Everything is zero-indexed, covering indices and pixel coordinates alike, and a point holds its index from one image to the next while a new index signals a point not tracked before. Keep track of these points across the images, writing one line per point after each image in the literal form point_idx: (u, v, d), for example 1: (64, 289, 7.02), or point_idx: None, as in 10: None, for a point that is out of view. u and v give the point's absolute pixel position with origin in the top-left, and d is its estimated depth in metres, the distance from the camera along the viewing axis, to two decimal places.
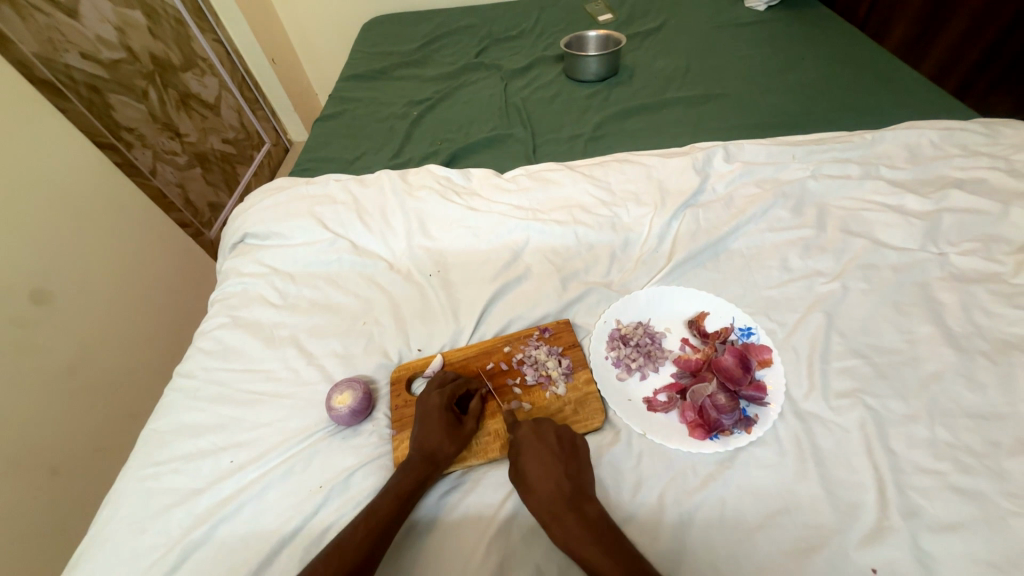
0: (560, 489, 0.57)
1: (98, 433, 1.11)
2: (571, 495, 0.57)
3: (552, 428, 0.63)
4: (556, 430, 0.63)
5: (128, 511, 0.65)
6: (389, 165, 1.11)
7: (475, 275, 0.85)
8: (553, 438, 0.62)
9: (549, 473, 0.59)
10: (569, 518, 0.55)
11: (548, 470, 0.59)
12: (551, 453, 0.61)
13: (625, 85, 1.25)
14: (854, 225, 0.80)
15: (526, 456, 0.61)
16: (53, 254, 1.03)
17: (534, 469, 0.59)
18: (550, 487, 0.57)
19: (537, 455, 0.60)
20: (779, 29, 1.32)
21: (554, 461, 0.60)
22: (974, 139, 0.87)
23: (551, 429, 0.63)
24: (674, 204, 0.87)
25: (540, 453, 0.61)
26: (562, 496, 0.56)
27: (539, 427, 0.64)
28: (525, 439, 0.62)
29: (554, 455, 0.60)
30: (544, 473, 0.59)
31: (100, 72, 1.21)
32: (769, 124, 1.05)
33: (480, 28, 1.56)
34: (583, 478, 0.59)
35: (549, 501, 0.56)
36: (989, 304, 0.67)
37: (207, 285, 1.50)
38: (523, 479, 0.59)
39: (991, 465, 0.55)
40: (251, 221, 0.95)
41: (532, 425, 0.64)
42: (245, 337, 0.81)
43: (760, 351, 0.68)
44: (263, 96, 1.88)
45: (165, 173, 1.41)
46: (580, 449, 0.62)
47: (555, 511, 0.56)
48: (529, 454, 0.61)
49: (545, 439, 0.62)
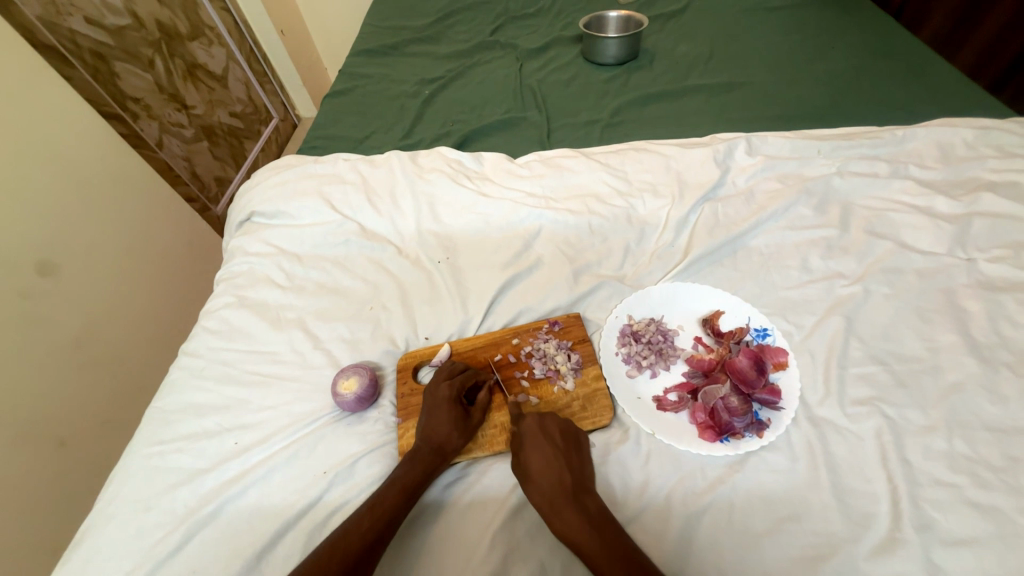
0: (561, 482, 0.56)
1: (104, 406, 1.11)
2: (571, 487, 0.56)
3: (555, 421, 0.63)
4: (559, 423, 0.63)
5: (133, 489, 0.65)
6: (399, 146, 1.08)
7: (485, 263, 0.83)
8: (556, 430, 0.62)
9: (551, 465, 0.58)
10: (568, 510, 0.54)
11: (550, 463, 0.58)
12: (554, 446, 0.60)
13: (645, 70, 1.21)
14: (878, 225, 0.78)
15: (528, 447, 0.60)
16: (58, 225, 1.02)
17: (535, 460, 0.59)
18: (551, 479, 0.57)
19: (539, 447, 0.60)
20: (808, 15, 1.26)
21: (556, 453, 0.59)
22: (1010, 140, 0.83)
23: (555, 422, 0.63)
24: (693, 197, 0.84)
25: (542, 445, 0.60)
26: (563, 488, 0.56)
27: (542, 419, 0.63)
28: (528, 430, 0.62)
29: (556, 447, 0.60)
30: (545, 465, 0.58)
31: (105, 39, 1.18)
32: (794, 116, 1.01)
33: (496, 4, 1.50)
34: (584, 472, 0.58)
35: (549, 493, 0.56)
36: (1017, 314, 0.65)
37: (214, 263, 1.49)
38: (524, 470, 0.59)
39: (1008, 481, 0.54)
40: (258, 199, 0.93)
41: (536, 417, 0.63)
42: (251, 318, 0.80)
43: (776, 354, 0.67)
44: (271, 69, 1.84)
45: (171, 145, 1.38)
46: (582, 443, 0.62)
47: (555, 502, 0.55)
48: (531, 445, 0.60)
49: (548, 430, 0.61)
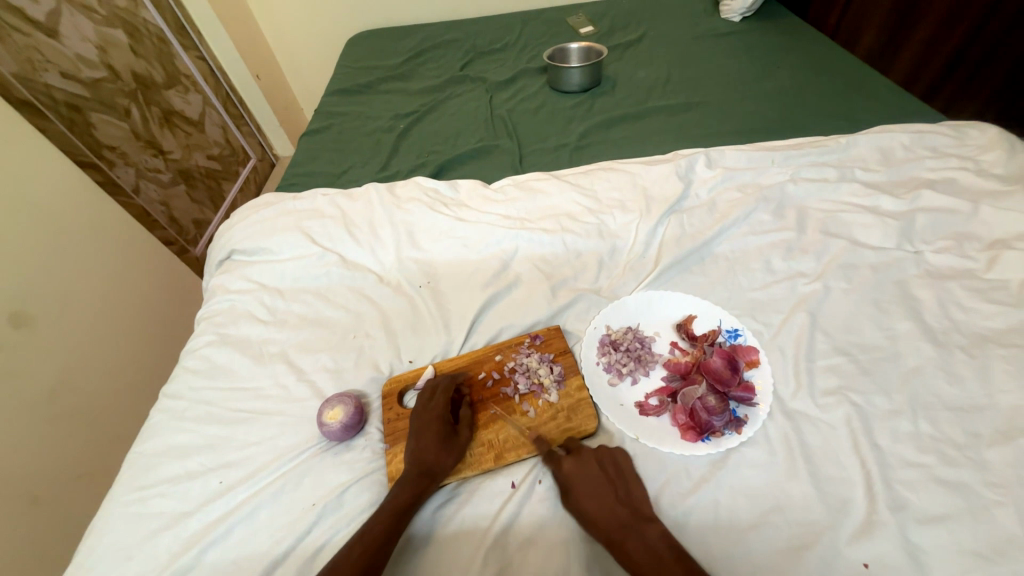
0: (617, 518, 0.56)
1: (81, 458, 1.08)
2: (630, 522, 0.56)
3: (593, 454, 0.62)
4: (597, 457, 0.62)
5: (115, 537, 0.63)
6: (376, 178, 1.12)
7: (465, 285, 0.86)
8: (596, 466, 0.61)
9: (602, 503, 0.58)
10: (634, 546, 0.54)
11: (603, 501, 0.58)
12: (599, 482, 0.59)
13: (608, 95, 1.28)
14: (832, 226, 0.83)
15: (577, 489, 0.59)
16: (34, 277, 1.02)
17: (586, 501, 0.58)
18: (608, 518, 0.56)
19: (587, 486, 0.59)
20: (754, 38, 1.36)
21: (605, 489, 0.59)
22: (943, 141, 0.90)
23: (592, 456, 0.62)
24: (659, 210, 0.88)
25: (588, 485, 0.59)
26: (622, 524, 0.56)
27: (579, 456, 0.62)
28: (568, 471, 0.61)
29: (602, 483, 0.59)
30: (598, 503, 0.57)
31: (81, 91, 1.20)
32: (749, 130, 1.07)
33: (464, 41, 1.58)
34: (638, 503, 0.58)
35: (610, 530, 0.56)
36: (966, 299, 0.70)
37: (195, 305, 1.49)
38: (581, 514, 0.58)
39: (971, 456, 0.57)
40: (238, 237, 0.94)
41: (572, 456, 0.62)
42: (233, 354, 0.80)
43: (747, 352, 0.69)
44: (247, 112, 1.88)
45: (148, 191, 1.39)
46: (627, 471, 0.61)
47: (618, 540, 0.55)
48: (576, 486, 0.59)
49: (590, 467, 0.61)
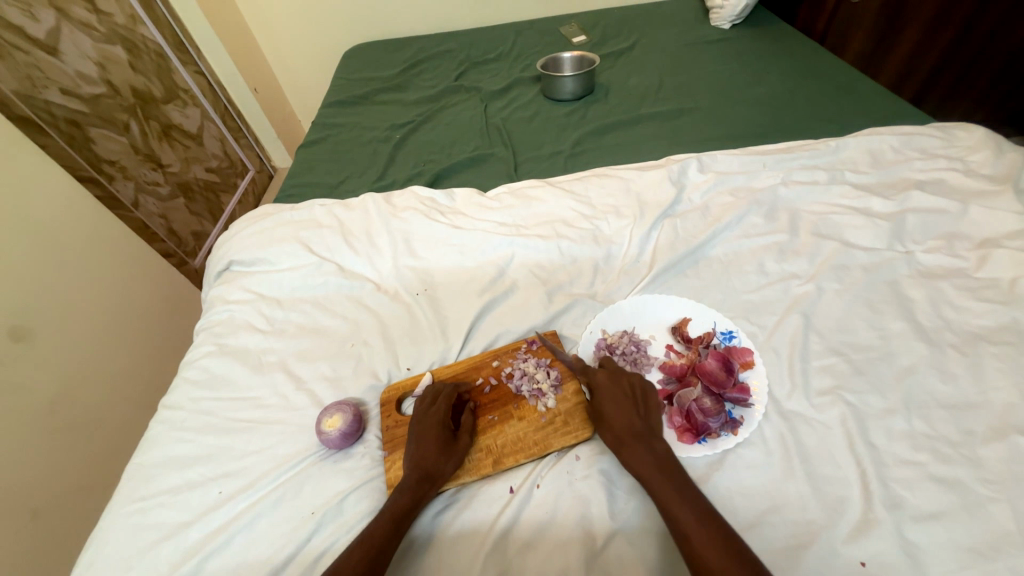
0: (631, 425, 0.61)
1: (80, 471, 1.08)
2: (641, 431, 0.60)
3: (627, 375, 0.67)
4: (631, 378, 0.66)
5: (114, 550, 0.63)
6: (373, 188, 1.13)
7: (462, 291, 0.86)
8: (627, 385, 0.65)
9: (623, 411, 0.62)
10: (638, 449, 0.59)
11: (623, 409, 0.62)
12: (624, 397, 0.64)
13: (601, 103, 1.29)
14: (824, 228, 0.83)
15: (602, 398, 0.64)
16: (34, 291, 1.03)
17: (609, 407, 0.63)
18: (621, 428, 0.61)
19: (612, 396, 0.64)
20: (743, 45, 1.38)
21: (627, 403, 0.63)
22: (932, 143, 0.92)
23: (626, 376, 0.67)
24: (653, 215, 0.89)
25: (614, 395, 0.64)
26: (634, 430, 0.60)
27: (614, 374, 0.67)
28: (600, 382, 0.66)
29: (628, 397, 0.64)
30: (618, 410, 0.63)
31: (80, 107, 1.22)
32: (741, 134, 1.09)
33: (459, 52, 1.60)
34: (653, 420, 0.62)
35: (620, 433, 0.61)
36: (957, 298, 0.70)
37: (194, 317, 1.50)
38: (598, 419, 0.63)
39: (966, 453, 0.57)
40: (236, 248, 0.95)
41: (608, 373, 0.67)
42: (232, 364, 0.80)
43: (742, 354, 0.70)
44: (246, 124, 1.90)
45: (147, 204, 1.41)
46: (652, 393, 0.65)
47: (626, 442, 0.60)
48: (603, 395, 0.65)
49: (620, 382, 0.66)
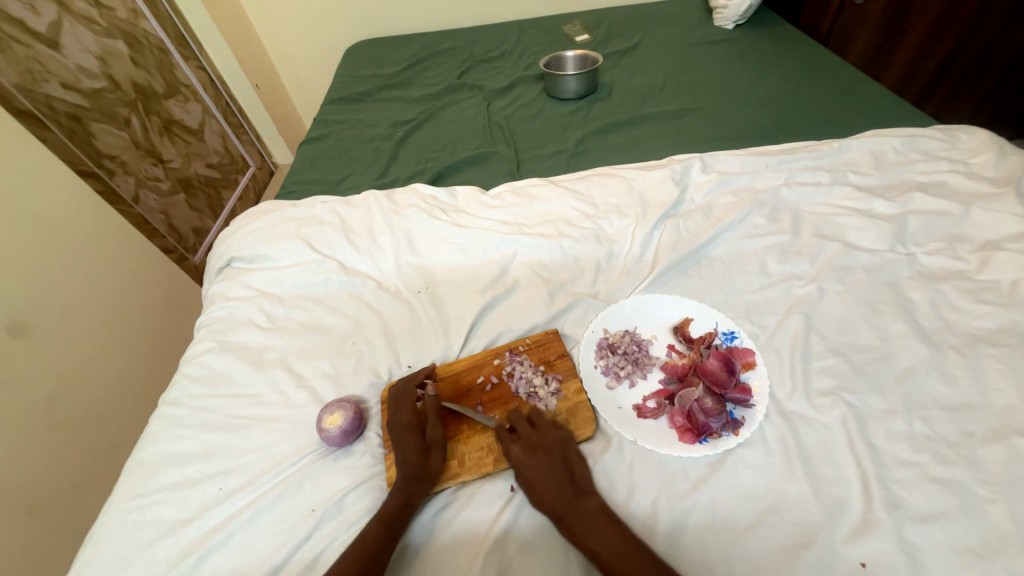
0: (562, 498, 0.58)
1: (78, 467, 1.08)
2: (574, 502, 0.58)
3: (537, 436, 0.64)
4: (542, 439, 0.64)
5: (113, 546, 0.63)
6: (375, 185, 1.13)
7: (464, 290, 0.86)
8: (543, 449, 0.63)
9: (550, 483, 0.59)
10: (579, 524, 0.56)
11: (549, 482, 0.59)
12: (544, 465, 0.61)
13: (604, 102, 1.29)
14: (826, 229, 0.84)
15: (527, 473, 0.61)
16: (30, 287, 1.02)
17: (537, 480, 0.60)
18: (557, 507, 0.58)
19: (534, 468, 0.61)
20: (747, 45, 1.38)
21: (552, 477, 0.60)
22: (934, 145, 0.92)
23: (539, 439, 0.64)
24: (655, 215, 0.89)
25: (535, 465, 0.61)
26: (566, 503, 0.58)
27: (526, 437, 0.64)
28: (517, 452, 0.63)
29: (549, 465, 0.61)
30: (546, 485, 0.59)
31: (81, 101, 1.21)
32: (743, 135, 1.09)
33: (461, 50, 1.60)
34: (583, 484, 0.60)
35: (556, 508, 0.58)
36: (958, 300, 0.71)
37: (193, 313, 1.49)
38: (532, 493, 0.60)
39: (966, 454, 0.57)
40: (238, 245, 0.95)
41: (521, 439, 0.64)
42: (233, 361, 0.80)
43: (744, 354, 0.70)
44: (247, 120, 1.89)
45: (147, 199, 1.40)
46: (572, 455, 0.62)
47: (564, 518, 0.57)
48: (525, 467, 0.61)
49: (536, 448, 0.62)
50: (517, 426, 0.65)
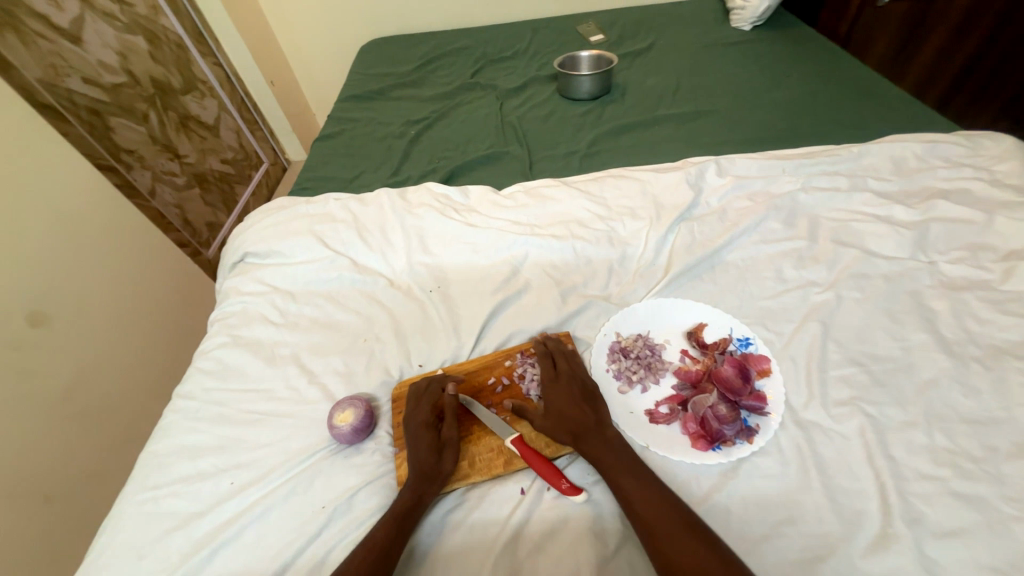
0: (583, 420, 0.63)
1: (94, 456, 1.09)
2: (595, 424, 0.63)
3: (572, 373, 0.69)
4: (575, 375, 0.69)
5: (127, 537, 0.64)
6: (388, 184, 1.13)
7: (476, 290, 0.86)
8: (571, 382, 0.68)
9: (573, 407, 0.65)
10: (594, 442, 0.61)
11: (572, 406, 0.65)
12: (569, 394, 0.66)
13: (617, 103, 1.29)
14: (845, 235, 0.82)
15: (553, 396, 0.66)
16: (49, 278, 1.03)
17: (561, 403, 0.65)
18: (579, 433, 0.62)
19: (560, 394, 0.67)
20: (763, 48, 1.36)
21: (578, 408, 0.65)
22: (957, 151, 0.90)
23: (570, 375, 0.69)
24: (669, 218, 0.89)
25: (563, 392, 0.67)
26: (586, 423, 0.63)
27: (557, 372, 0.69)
28: (546, 382, 0.68)
29: (577, 393, 0.67)
30: (568, 407, 0.65)
31: (101, 96, 1.23)
32: (759, 138, 1.08)
33: (475, 49, 1.59)
34: (603, 412, 0.65)
35: (574, 427, 0.63)
36: (981, 311, 0.69)
37: (207, 306, 1.50)
38: (552, 413, 0.65)
39: (988, 469, 0.56)
40: (251, 240, 0.95)
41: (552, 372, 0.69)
42: (246, 356, 0.81)
43: (759, 361, 0.69)
44: (261, 116, 1.91)
45: (163, 194, 1.42)
46: (597, 392, 0.68)
47: (581, 434, 0.62)
48: (552, 391, 0.67)
49: (566, 380, 0.68)
50: (548, 364, 0.71)
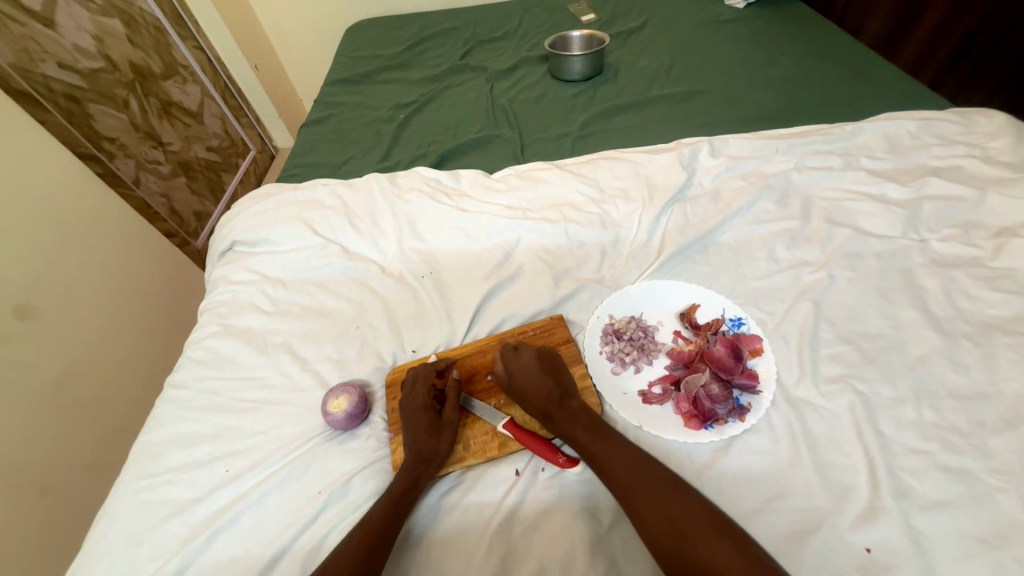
0: (550, 395, 0.64)
1: (88, 448, 1.09)
2: (559, 398, 0.64)
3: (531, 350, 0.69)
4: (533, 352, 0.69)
5: (124, 525, 0.64)
6: (377, 169, 1.11)
7: (468, 275, 0.85)
8: (533, 359, 0.67)
9: (538, 385, 0.65)
10: (562, 416, 0.63)
11: (537, 384, 0.65)
12: (534, 371, 0.66)
13: (610, 83, 1.27)
14: (837, 215, 0.82)
15: (519, 377, 0.66)
16: (34, 270, 1.01)
17: (525, 382, 0.65)
18: (549, 410, 0.63)
19: (524, 372, 0.66)
20: (757, 25, 1.34)
21: (544, 385, 0.65)
22: (950, 128, 0.90)
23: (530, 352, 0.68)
24: (662, 199, 0.88)
25: (527, 370, 0.66)
26: (552, 399, 0.64)
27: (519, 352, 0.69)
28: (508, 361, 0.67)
29: (540, 370, 0.66)
30: (532, 385, 0.65)
31: (79, 82, 1.19)
32: (753, 118, 1.06)
33: (464, 30, 1.56)
34: (565, 383, 0.67)
35: (544, 405, 0.64)
36: (971, 288, 0.69)
37: (197, 297, 1.49)
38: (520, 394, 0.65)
39: (975, 443, 0.57)
40: (240, 228, 0.94)
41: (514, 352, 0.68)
42: (237, 345, 0.80)
43: (751, 341, 0.69)
44: (246, 102, 1.86)
45: (148, 182, 1.39)
46: (558, 364, 0.69)
47: (551, 410, 0.63)
48: (516, 370, 0.66)
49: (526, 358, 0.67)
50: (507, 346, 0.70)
